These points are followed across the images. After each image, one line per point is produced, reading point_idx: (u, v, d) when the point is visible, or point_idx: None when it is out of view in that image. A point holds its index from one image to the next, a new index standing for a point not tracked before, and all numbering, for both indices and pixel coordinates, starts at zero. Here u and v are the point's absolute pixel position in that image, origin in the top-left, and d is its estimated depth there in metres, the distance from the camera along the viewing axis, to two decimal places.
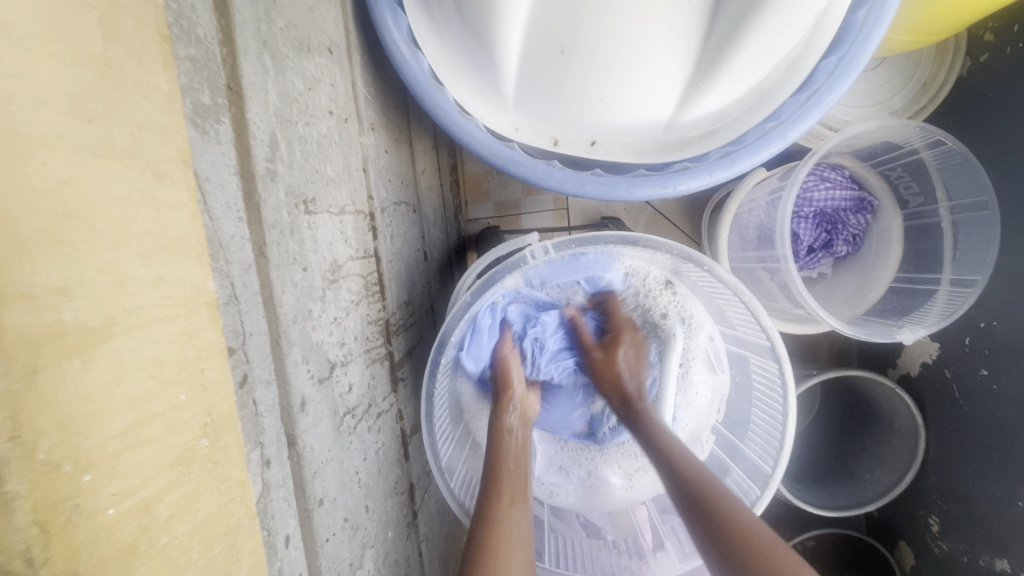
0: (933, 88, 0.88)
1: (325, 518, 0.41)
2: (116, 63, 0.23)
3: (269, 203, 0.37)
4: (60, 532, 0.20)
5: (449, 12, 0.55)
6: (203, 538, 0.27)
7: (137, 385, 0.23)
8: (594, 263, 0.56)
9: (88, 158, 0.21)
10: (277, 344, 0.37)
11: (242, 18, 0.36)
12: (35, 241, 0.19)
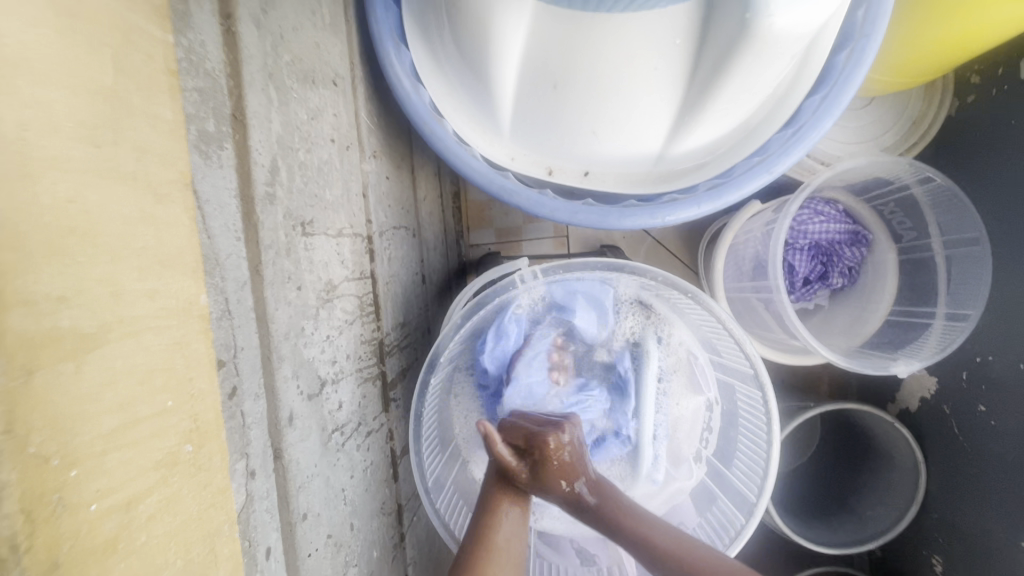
0: (923, 126, 0.90)
1: (308, 533, 0.41)
2: (125, 92, 0.24)
3: (267, 224, 0.39)
4: (44, 523, 0.20)
5: (450, 51, 0.59)
6: (182, 540, 0.26)
7: (127, 388, 0.23)
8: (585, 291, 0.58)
9: (94, 177, 0.22)
10: (269, 359, 0.38)
11: (249, 53, 0.38)
12: (39, 251, 0.20)
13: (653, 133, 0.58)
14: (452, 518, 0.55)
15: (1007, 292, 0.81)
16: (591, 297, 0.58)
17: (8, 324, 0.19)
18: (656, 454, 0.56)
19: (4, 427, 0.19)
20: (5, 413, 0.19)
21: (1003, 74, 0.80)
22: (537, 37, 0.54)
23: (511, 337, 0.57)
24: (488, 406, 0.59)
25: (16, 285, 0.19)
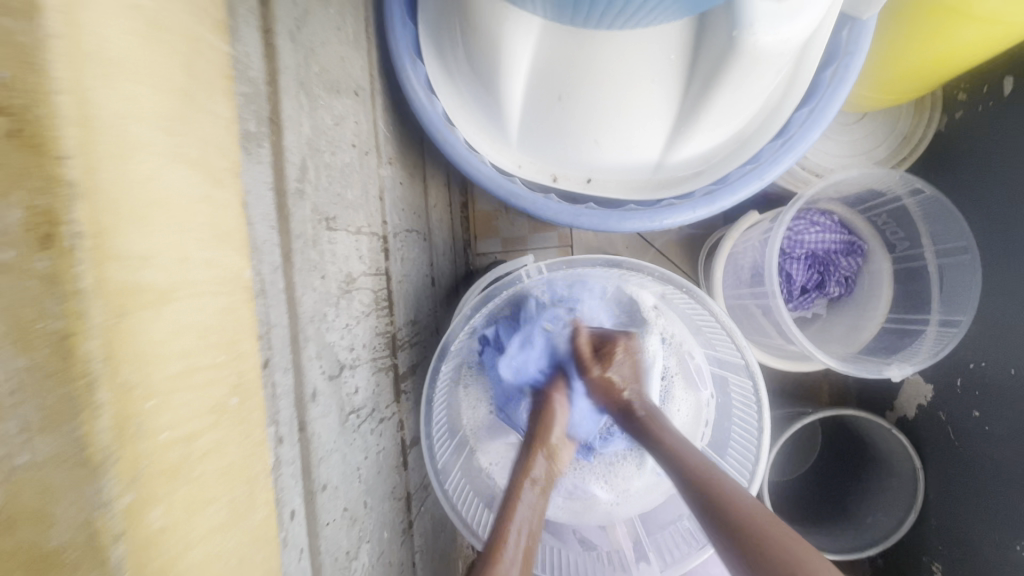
0: (913, 141, 0.93)
1: (327, 503, 0.44)
2: (194, 92, 0.28)
3: (297, 217, 0.43)
4: (130, 441, 0.22)
5: (463, 66, 0.63)
6: (229, 480, 0.28)
7: (189, 340, 0.26)
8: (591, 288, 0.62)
9: (170, 158, 0.25)
10: (296, 339, 0.42)
11: (285, 63, 0.43)
12: (131, 215, 0.23)
13: (652, 142, 0.62)
14: (460, 500, 0.58)
15: (996, 300, 0.84)
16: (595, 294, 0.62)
17: (109, 275, 0.22)
18: None
19: (104, 356, 0.21)
20: (105, 347, 0.21)
21: (988, 91, 0.84)
22: (541, 51, 0.58)
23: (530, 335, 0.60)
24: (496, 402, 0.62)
25: (114, 243, 0.22)
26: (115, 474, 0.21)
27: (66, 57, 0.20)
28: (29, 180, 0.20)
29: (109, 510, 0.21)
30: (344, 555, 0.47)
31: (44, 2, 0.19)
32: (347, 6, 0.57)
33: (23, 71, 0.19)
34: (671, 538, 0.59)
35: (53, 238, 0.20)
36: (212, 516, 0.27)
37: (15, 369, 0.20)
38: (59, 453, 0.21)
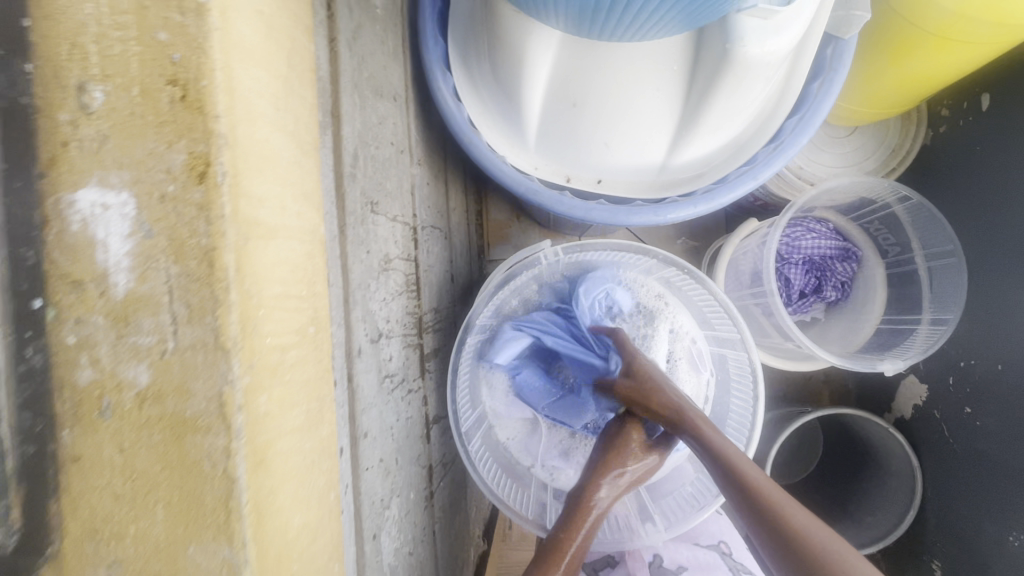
0: (901, 153, 0.99)
1: (367, 451, 0.50)
2: (291, 78, 0.35)
3: (350, 197, 0.49)
4: (249, 337, 0.28)
5: (488, 78, 0.71)
6: (306, 391, 0.34)
7: (283, 271, 0.32)
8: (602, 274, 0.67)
9: (277, 127, 0.32)
10: (347, 301, 0.48)
11: (344, 67, 0.50)
12: (255, 164, 0.29)
13: (657, 146, 0.69)
14: (480, 464, 0.64)
15: (983, 301, 0.89)
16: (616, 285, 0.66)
17: (242, 207, 0.28)
18: None
19: (235, 267, 0.27)
20: (237, 260, 0.27)
21: (968, 106, 0.91)
22: (558, 64, 0.66)
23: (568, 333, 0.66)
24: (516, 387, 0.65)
25: (246, 182, 0.28)
26: (241, 361, 0.27)
27: (221, 42, 0.27)
28: (192, 132, 0.27)
29: (235, 386, 0.27)
30: (379, 501, 0.52)
31: (209, 3, 0.26)
32: (388, 24, 0.65)
33: (193, 53, 0.26)
34: (674, 501, 0.63)
35: (205, 175, 0.27)
36: (295, 417, 0.32)
37: (175, 275, 0.27)
38: (199, 340, 0.27)
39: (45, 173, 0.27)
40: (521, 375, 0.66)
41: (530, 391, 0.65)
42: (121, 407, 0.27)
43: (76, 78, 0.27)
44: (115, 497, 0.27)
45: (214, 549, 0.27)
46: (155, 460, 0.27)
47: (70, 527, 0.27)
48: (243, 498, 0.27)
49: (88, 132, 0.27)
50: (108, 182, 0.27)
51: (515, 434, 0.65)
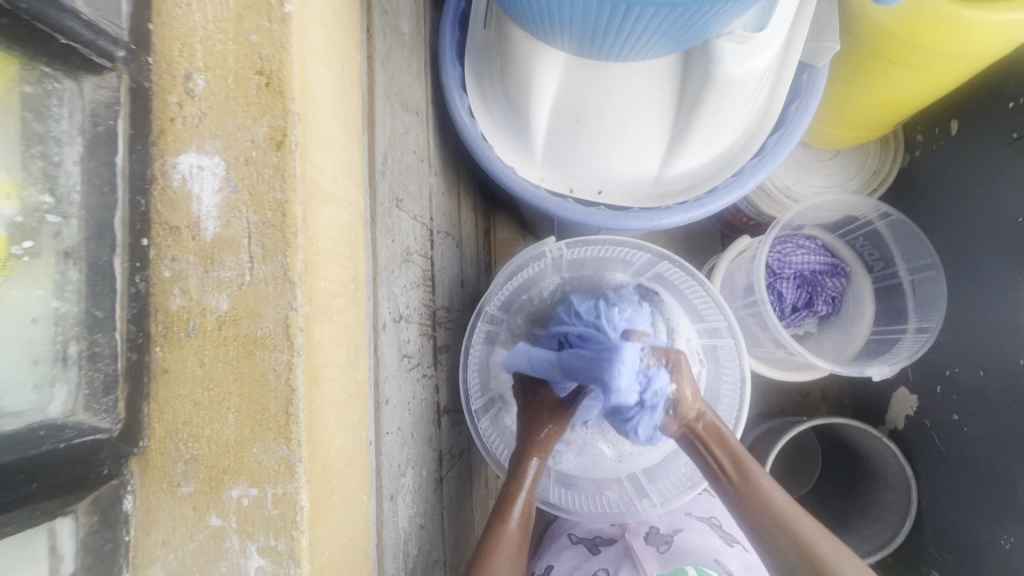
0: (881, 175, 1.05)
1: (387, 417, 0.55)
2: (344, 80, 0.42)
3: (380, 191, 0.56)
4: (310, 275, 0.34)
5: (499, 96, 0.78)
6: (347, 336, 0.39)
7: (333, 231, 0.38)
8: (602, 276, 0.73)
9: (332, 116, 0.39)
10: (375, 280, 0.54)
11: (379, 80, 0.58)
12: (317, 141, 0.36)
13: (654, 159, 0.76)
14: (491, 439, 0.72)
15: (964, 311, 0.94)
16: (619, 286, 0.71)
17: (309, 172, 0.34)
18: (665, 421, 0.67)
19: (302, 217, 0.33)
20: (303, 212, 0.33)
21: (939, 133, 0.98)
22: (561, 84, 0.72)
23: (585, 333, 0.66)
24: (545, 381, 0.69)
25: (311, 154, 0.35)
26: (302, 293, 0.33)
27: (298, 42, 0.34)
28: (274, 112, 0.33)
29: (297, 311, 0.33)
30: (396, 467, 0.57)
31: (292, 14, 0.34)
32: (413, 50, 0.73)
33: (278, 51, 0.33)
34: (666, 479, 0.68)
35: (283, 144, 0.33)
36: (339, 354, 0.38)
37: (255, 223, 0.33)
38: (271, 275, 0.33)
39: (155, 142, 0.34)
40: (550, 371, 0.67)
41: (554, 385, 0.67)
42: (204, 328, 0.33)
43: (184, 69, 0.34)
44: (194, 403, 0.33)
45: (275, 448, 0.32)
46: (234, 375, 0.33)
47: (157, 427, 0.32)
48: (300, 406, 0.32)
49: (191, 111, 0.34)
50: (205, 149, 0.34)
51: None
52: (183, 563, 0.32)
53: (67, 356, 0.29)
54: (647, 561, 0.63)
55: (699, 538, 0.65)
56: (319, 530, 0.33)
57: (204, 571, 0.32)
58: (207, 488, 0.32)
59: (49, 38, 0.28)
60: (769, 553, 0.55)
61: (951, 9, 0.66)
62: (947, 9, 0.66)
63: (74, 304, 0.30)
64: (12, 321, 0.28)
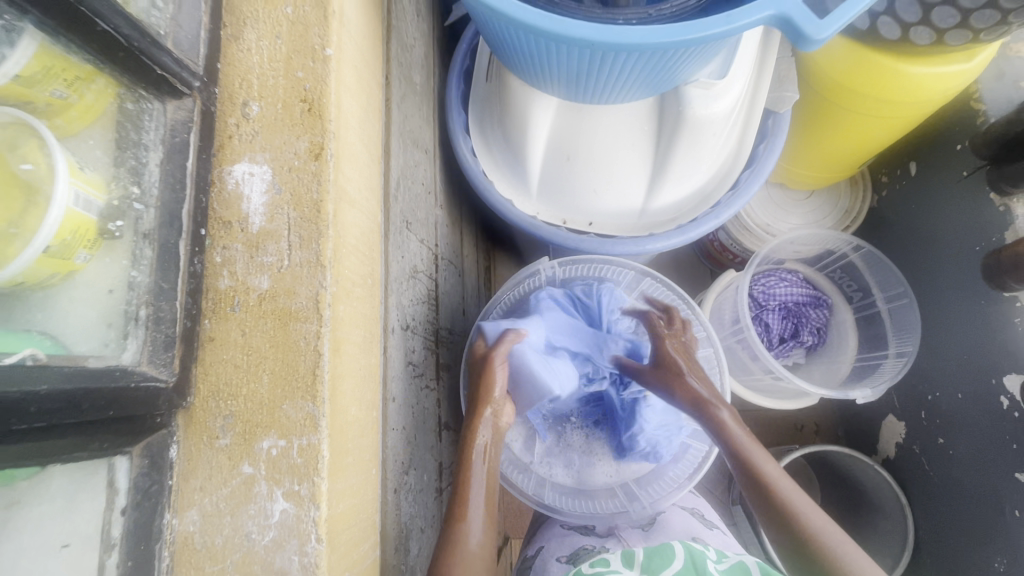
0: (854, 212, 1.11)
1: (393, 413, 0.59)
2: (368, 113, 0.50)
3: (394, 212, 0.64)
4: (336, 262, 0.40)
5: (498, 139, 0.87)
6: (363, 321, 0.45)
7: (356, 232, 0.45)
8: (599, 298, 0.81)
9: (358, 141, 0.47)
10: (386, 288, 0.60)
11: (395, 118, 0.67)
12: (347, 156, 0.44)
13: (639, 193, 0.84)
14: None
15: (939, 336, 0.98)
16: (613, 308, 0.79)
17: (339, 179, 0.42)
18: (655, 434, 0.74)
19: (331, 213, 0.40)
20: (333, 210, 0.40)
21: (901, 173, 1.04)
22: (553, 128, 0.81)
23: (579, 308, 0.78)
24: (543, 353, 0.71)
25: (342, 166, 0.42)
26: (331, 275, 0.39)
27: (335, 78, 0.42)
28: (314, 131, 0.41)
29: (326, 289, 0.39)
30: (399, 462, 0.60)
31: (332, 56, 0.42)
32: (424, 99, 0.83)
33: (319, 84, 0.42)
34: (658, 484, 0.73)
35: (320, 156, 0.41)
36: (356, 336, 0.44)
37: (294, 218, 0.40)
38: (306, 260, 0.39)
39: (215, 154, 0.41)
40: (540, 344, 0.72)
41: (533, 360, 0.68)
42: (247, 304, 0.39)
43: (242, 98, 0.42)
44: (235, 366, 0.38)
45: (302, 405, 0.37)
46: (270, 342, 0.38)
47: (202, 387, 0.38)
48: (325, 368, 0.38)
49: (247, 130, 0.42)
50: (256, 160, 0.41)
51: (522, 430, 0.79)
52: (217, 506, 0.36)
53: (138, 317, 0.36)
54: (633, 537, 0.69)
55: (681, 520, 0.69)
56: (334, 482, 0.38)
57: (234, 513, 0.36)
58: (242, 440, 0.37)
59: (149, 69, 0.36)
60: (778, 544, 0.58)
61: (889, 61, 0.76)
62: (885, 62, 0.76)
63: (147, 276, 0.36)
64: (93, 291, 0.36)
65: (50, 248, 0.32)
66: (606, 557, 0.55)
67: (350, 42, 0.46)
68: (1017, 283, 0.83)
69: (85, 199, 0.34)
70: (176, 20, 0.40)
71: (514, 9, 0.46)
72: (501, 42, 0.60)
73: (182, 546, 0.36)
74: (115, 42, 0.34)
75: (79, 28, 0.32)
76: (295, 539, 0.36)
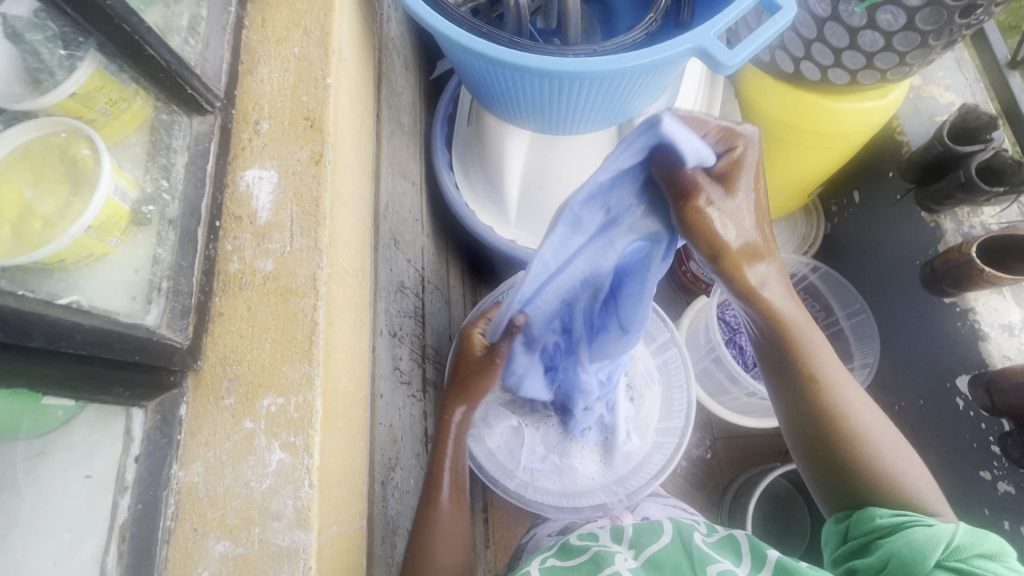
0: (811, 238, 1.13)
1: (381, 408, 0.63)
2: (363, 136, 0.58)
3: (383, 230, 0.70)
4: (331, 250, 0.46)
5: (478, 173, 0.95)
6: (355, 306, 0.51)
7: (351, 230, 0.52)
8: (594, 246, 0.49)
9: (353, 157, 0.54)
10: (375, 295, 0.66)
11: (384, 148, 0.75)
12: (342, 166, 0.51)
13: None
14: (484, 461, 0.77)
15: (897, 348, 1.00)
16: (605, 242, 0.49)
17: (335, 182, 0.49)
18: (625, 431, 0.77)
19: (323, 208, 0.46)
20: (323, 205, 0.47)
21: (837, 206, 1.14)
22: (527, 161, 0.89)
23: (601, 206, 0.45)
24: (600, 226, 0.47)
25: (337, 173, 0.50)
26: (326, 259, 0.45)
27: (334, 101, 0.50)
28: (314, 142, 0.48)
29: (322, 270, 0.45)
30: (387, 458, 0.64)
31: (331, 84, 0.50)
32: (411, 138, 0.93)
33: (320, 105, 0.50)
34: (635, 483, 0.77)
35: (319, 162, 0.48)
36: (347, 318, 0.49)
37: (296, 212, 0.47)
38: (305, 245, 0.45)
39: (230, 162, 0.48)
40: (595, 214, 0.46)
41: (633, 195, 0.46)
42: (253, 283, 0.45)
43: (254, 117, 0.50)
44: (240, 336, 0.43)
45: (299, 366, 0.42)
46: (272, 315, 0.44)
47: (210, 354, 0.43)
48: (321, 336, 0.43)
49: (257, 142, 0.49)
50: (264, 166, 0.48)
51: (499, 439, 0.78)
52: (220, 459, 0.40)
53: (161, 287, 0.42)
54: (620, 511, 0.70)
55: (661, 509, 0.72)
56: (326, 437, 0.42)
57: (235, 464, 0.40)
58: (245, 399, 0.42)
59: (182, 88, 0.45)
60: (800, 438, 0.56)
61: (819, 99, 0.84)
62: (815, 100, 0.85)
63: (170, 256, 0.43)
64: (123, 271, 0.42)
65: (95, 222, 0.39)
66: (596, 533, 0.57)
67: (347, 75, 0.54)
68: (952, 287, 0.88)
69: (122, 190, 0.41)
70: (203, 54, 0.49)
71: (482, 48, 0.56)
72: (477, 81, 0.70)
73: (186, 495, 0.40)
74: (157, 64, 0.42)
75: (132, 51, 0.41)
76: (290, 485, 0.40)
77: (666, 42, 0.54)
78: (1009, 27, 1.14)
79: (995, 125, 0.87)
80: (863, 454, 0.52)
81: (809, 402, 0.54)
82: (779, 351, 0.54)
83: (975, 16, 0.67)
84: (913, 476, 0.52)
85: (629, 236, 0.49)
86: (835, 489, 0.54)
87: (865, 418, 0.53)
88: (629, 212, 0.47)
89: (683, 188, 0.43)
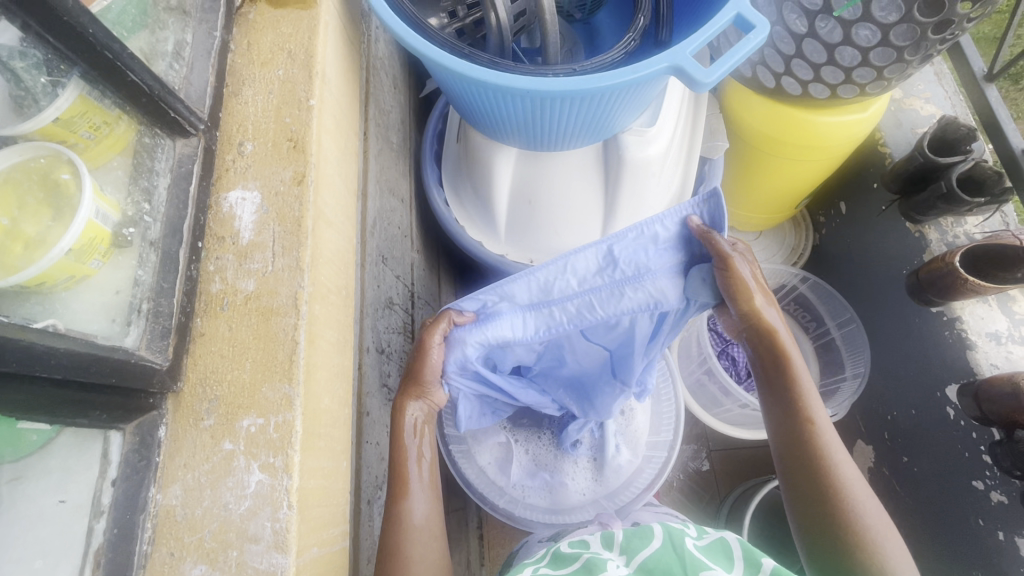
0: (799, 249, 1.15)
1: (368, 427, 0.63)
2: (348, 156, 0.59)
3: (370, 248, 0.71)
4: (313, 270, 0.47)
5: (466, 190, 0.96)
6: (338, 324, 0.51)
7: (335, 249, 0.52)
8: (612, 300, 0.57)
9: (337, 176, 0.55)
10: (361, 312, 0.66)
11: (371, 164, 0.76)
12: (326, 185, 0.51)
13: (597, 229, 0.91)
14: (477, 482, 0.76)
15: (887, 356, 1.01)
16: (624, 301, 0.57)
17: (318, 202, 0.49)
18: (615, 443, 0.77)
19: (302, 228, 0.47)
20: (302, 225, 0.47)
21: (824, 217, 1.15)
22: (515, 175, 0.89)
23: (633, 262, 0.56)
24: (627, 285, 0.56)
25: (321, 192, 0.50)
26: (308, 277, 0.46)
27: (317, 122, 0.51)
28: (297, 163, 0.49)
29: (303, 289, 0.45)
30: (374, 476, 0.63)
31: (314, 105, 0.51)
32: (400, 155, 0.94)
33: (304, 126, 0.50)
34: (627, 496, 0.76)
35: (302, 182, 0.48)
36: (330, 336, 0.49)
37: (278, 232, 0.47)
38: (287, 265, 0.46)
39: (213, 183, 0.49)
40: (626, 268, 0.56)
41: (667, 266, 0.57)
42: (234, 303, 0.45)
43: (238, 139, 0.51)
44: (221, 356, 0.44)
45: (279, 386, 0.42)
46: (253, 335, 0.44)
47: (191, 375, 0.43)
48: (301, 355, 0.43)
49: (241, 164, 0.50)
50: (248, 187, 0.49)
51: (491, 458, 0.77)
52: (198, 480, 0.40)
53: (140, 309, 0.42)
54: (612, 519, 0.69)
55: (652, 514, 0.71)
56: (307, 456, 0.42)
57: (214, 486, 0.40)
58: (225, 420, 0.42)
59: (165, 112, 0.45)
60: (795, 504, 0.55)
61: (799, 113, 0.86)
62: (796, 114, 0.86)
63: (151, 278, 0.43)
64: (103, 294, 0.42)
65: (75, 246, 0.39)
66: (587, 540, 0.57)
67: (331, 96, 0.55)
68: (937, 296, 0.88)
69: (104, 214, 0.41)
70: (188, 78, 0.50)
71: (463, 69, 0.57)
72: (464, 102, 0.71)
73: (164, 518, 0.40)
74: (140, 89, 0.43)
75: (113, 77, 0.41)
76: (269, 506, 0.39)
77: (644, 62, 0.55)
78: (990, 39, 1.17)
79: (974, 136, 0.89)
80: (855, 527, 0.52)
81: (807, 469, 0.55)
82: (783, 419, 0.57)
83: (950, 31, 0.68)
84: (892, 552, 0.51)
85: (649, 302, 0.57)
86: (820, 553, 0.53)
87: (863, 497, 0.53)
88: (656, 280, 0.57)
89: (720, 257, 0.54)
